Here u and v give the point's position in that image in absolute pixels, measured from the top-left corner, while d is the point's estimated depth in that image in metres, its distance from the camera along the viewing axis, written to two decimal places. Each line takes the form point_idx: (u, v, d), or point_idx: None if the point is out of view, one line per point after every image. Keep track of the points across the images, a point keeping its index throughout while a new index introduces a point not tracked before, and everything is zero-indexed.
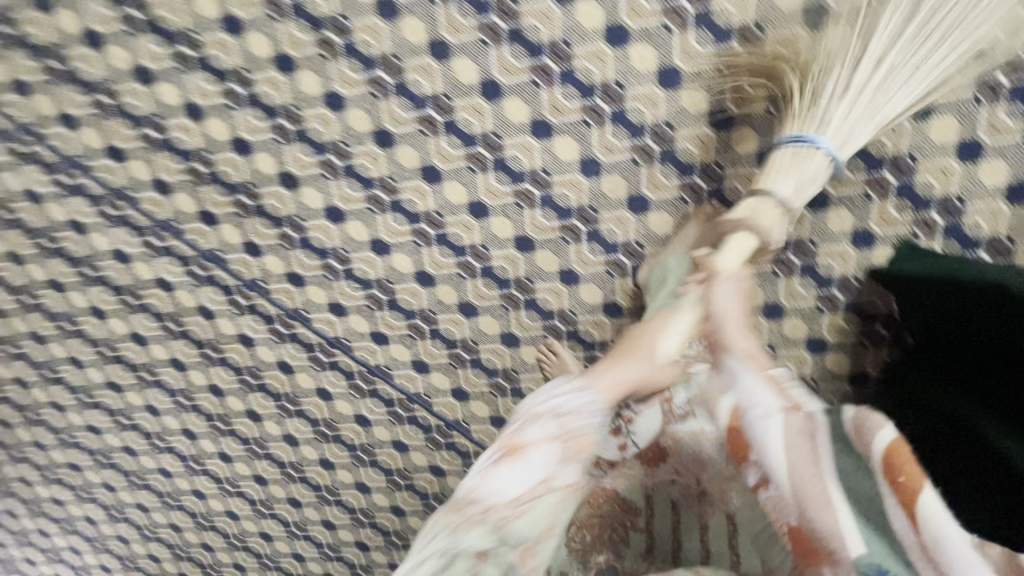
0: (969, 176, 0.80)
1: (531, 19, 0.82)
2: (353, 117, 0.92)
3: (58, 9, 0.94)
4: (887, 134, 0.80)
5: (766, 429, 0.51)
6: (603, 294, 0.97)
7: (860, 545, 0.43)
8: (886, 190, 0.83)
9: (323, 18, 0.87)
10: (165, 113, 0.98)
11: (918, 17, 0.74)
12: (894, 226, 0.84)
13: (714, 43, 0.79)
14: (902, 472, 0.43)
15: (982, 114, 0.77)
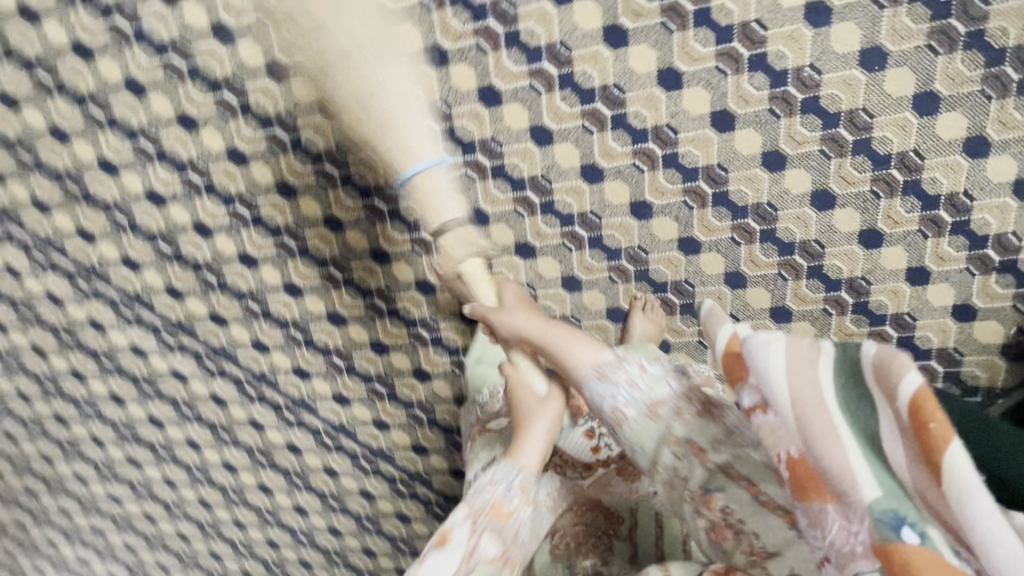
0: (964, 333, 0.94)
1: (564, 195, 0.96)
2: (397, 268, 1.04)
3: (123, 172, 1.06)
4: (841, 260, 0.93)
5: (764, 357, 0.45)
6: None
7: (872, 491, 0.40)
8: (888, 340, 0.96)
9: (371, 187, 0.98)
10: (220, 260, 1.09)
11: (915, 203, 0.87)
12: None
13: (731, 219, 0.93)
14: (932, 414, 0.36)
15: (976, 282, 0.90)
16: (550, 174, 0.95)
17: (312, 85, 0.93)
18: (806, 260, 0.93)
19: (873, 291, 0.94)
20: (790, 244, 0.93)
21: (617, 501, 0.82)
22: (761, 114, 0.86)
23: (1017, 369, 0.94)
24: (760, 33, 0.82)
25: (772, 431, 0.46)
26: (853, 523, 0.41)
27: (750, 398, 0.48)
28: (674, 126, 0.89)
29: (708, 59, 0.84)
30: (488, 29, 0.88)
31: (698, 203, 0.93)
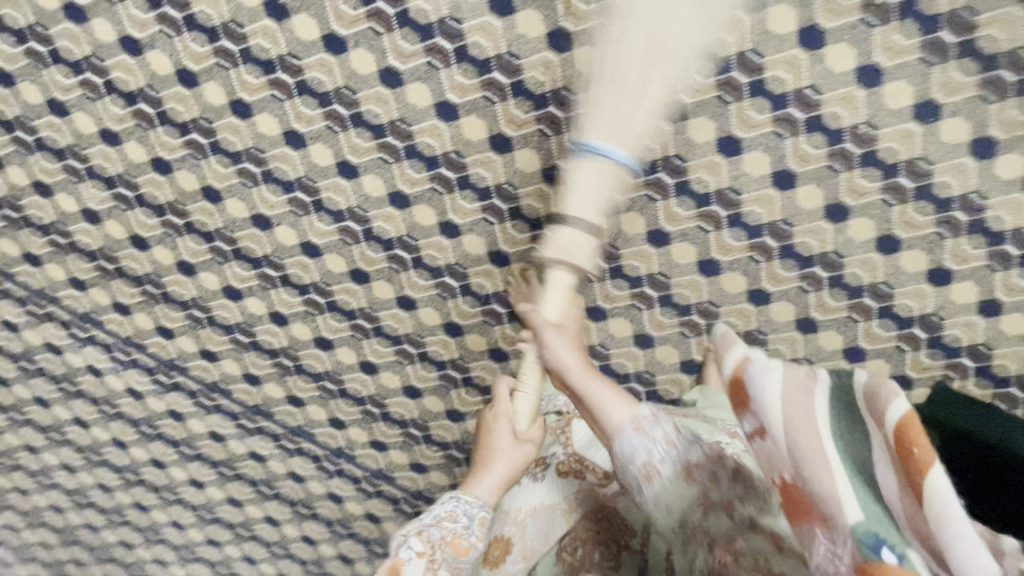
0: (840, 235, 1.15)
1: (478, 170, 1.18)
2: (330, 260, 1.31)
3: (155, 246, 1.37)
4: (756, 206, 1.16)
5: (766, 381, 0.52)
6: (633, 326, 1.31)
7: (856, 514, 0.45)
8: (769, 252, 1.19)
9: (291, 179, 1.25)
10: (207, 295, 1.40)
11: (759, 104, 1.08)
12: (784, 282, 1.21)
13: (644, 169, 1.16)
14: (914, 439, 0.43)
15: (842, 178, 1.10)
16: (461, 149, 1.17)
17: (273, 117, 1.20)
18: (722, 209, 1.17)
19: (739, 209, 1.17)
20: (705, 198, 1.17)
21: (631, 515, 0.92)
22: (710, 100, 1.09)
23: (893, 263, 1.15)
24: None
25: (768, 455, 0.53)
26: (838, 547, 0.46)
27: (752, 423, 0.54)
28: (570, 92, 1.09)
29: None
30: (437, 48, 1.10)
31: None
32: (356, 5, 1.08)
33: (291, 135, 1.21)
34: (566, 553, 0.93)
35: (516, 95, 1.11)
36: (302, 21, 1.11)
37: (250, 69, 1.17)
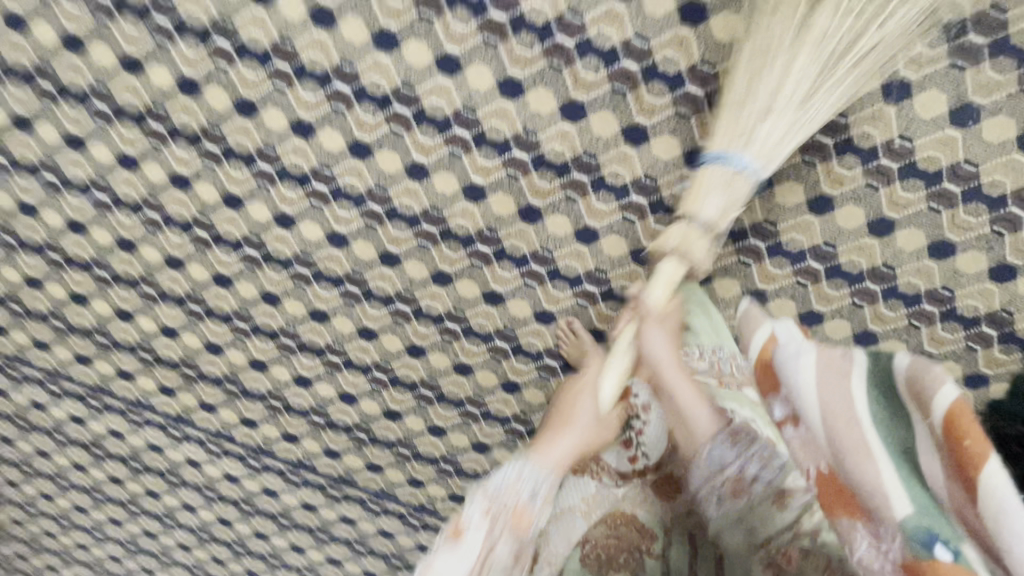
0: (1008, 293, 0.84)
1: (565, 260, 0.93)
2: (386, 340, 1.07)
3: (137, 375, 1.22)
4: (977, 298, 0.86)
5: (795, 367, 0.44)
6: None
7: (905, 507, 0.38)
8: (987, 340, 0.88)
9: (290, 258, 1.01)
10: (229, 426, 1.24)
11: (1005, 61, 0.72)
12: (1003, 365, 0.89)
13: (797, 213, 0.84)
14: (966, 431, 0.36)
15: (1006, 242, 0.81)
16: (536, 195, 0.89)
17: (317, 223, 0.97)
18: (877, 284, 0.87)
19: (916, 270, 0.85)
20: (914, 298, 0.87)
21: (651, 519, 0.65)
22: (940, 73, 0.73)
23: None
24: None
25: (803, 445, 0.44)
26: (883, 542, 0.38)
27: (777, 411, 0.47)
28: (650, 177, 0.85)
29: (791, 155, 0.81)
30: (517, 159, 0.87)
31: (753, 259, 0.89)
32: (374, 110, 0.87)
33: (281, 217, 0.98)
34: (581, 556, 0.64)
35: (648, 80, 0.79)
36: (326, 134, 0.90)
37: (272, 267, 1.03)
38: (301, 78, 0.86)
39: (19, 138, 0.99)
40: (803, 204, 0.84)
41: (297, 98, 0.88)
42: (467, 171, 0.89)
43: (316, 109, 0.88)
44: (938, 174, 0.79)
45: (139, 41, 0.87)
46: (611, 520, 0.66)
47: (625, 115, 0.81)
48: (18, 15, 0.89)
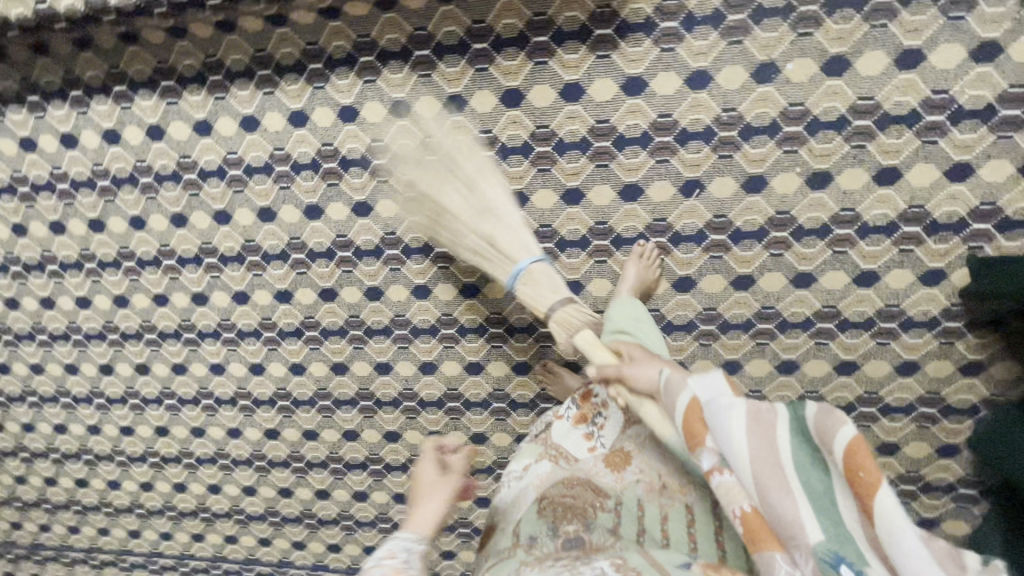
0: (907, 190, 0.87)
1: (515, 314, 1.07)
2: (410, 435, 1.22)
3: (240, 535, 1.43)
4: (881, 206, 0.89)
5: (726, 418, 0.54)
6: (829, 362, 1.00)
7: (816, 534, 0.49)
8: (918, 238, 0.90)
9: (313, 396, 1.22)
10: (321, 556, 1.40)
11: (769, 22, 0.83)
12: (948, 253, 0.90)
13: (678, 202, 0.94)
14: (862, 463, 0.47)
15: (871, 151, 0.86)
16: (468, 274, 1.06)
17: (320, 361, 1.19)
18: (783, 230, 0.93)
19: (812, 206, 0.91)
20: (824, 229, 0.92)
21: (605, 486, 0.74)
22: (724, 53, 0.85)
23: (963, 194, 0.86)
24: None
25: (727, 489, 0.55)
26: (799, 566, 0.50)
27: (707, 461, 0.57)
28: (546, 225, 1.00)
29: (644, 162, 0.93)
30: (442, 253, 1.06)
31: (665, 253, 0.98)
32: (326, 262, 1.10)
33: (295, 367, 1.20)
34: (542, 510, 0.74)
35: (506, 156, 0.97)
36: (302, 293, 1.13)
37: (302, 408, 1.24)
38: (269, 261, 1.12)
39: (108, 380, 1.31)
40: (677, 194, 0.94)
41: (273, 276, 1.13)
42: (409, 278, 1.09)
43: (287, 278, 1.12)
44: (775, 124, 0.87)
45: (160, 281, 1.18)
46: (570, 483, 0.76)
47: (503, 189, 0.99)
48: (84, 297, 1.23)
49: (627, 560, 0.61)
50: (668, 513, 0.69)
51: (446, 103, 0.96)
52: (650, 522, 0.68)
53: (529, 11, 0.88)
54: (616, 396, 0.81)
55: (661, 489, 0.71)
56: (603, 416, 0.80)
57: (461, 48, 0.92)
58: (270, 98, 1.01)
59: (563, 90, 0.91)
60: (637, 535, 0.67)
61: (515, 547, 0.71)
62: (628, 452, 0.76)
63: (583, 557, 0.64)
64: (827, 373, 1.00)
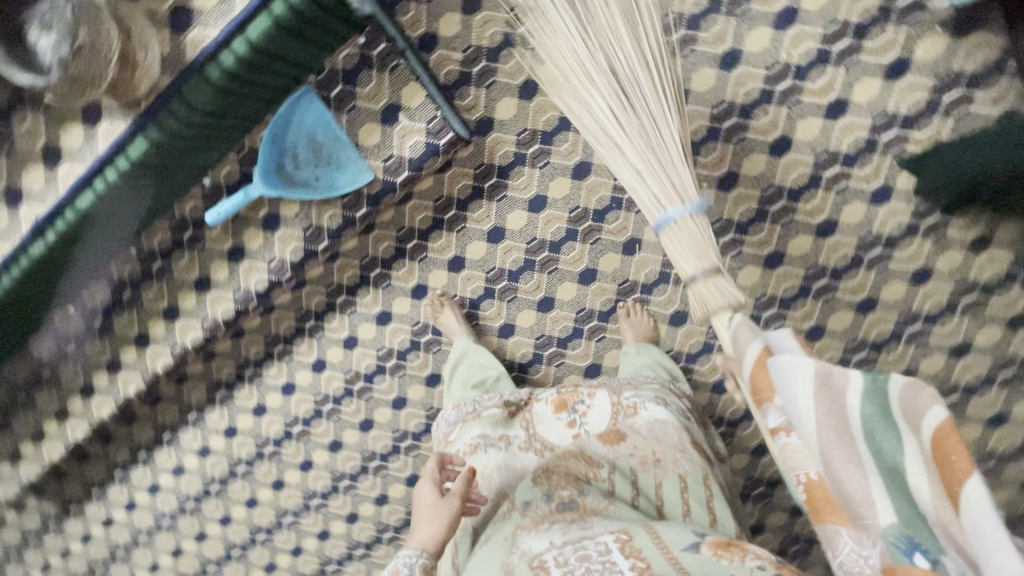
0: (806, 146, 0.93)
1: None
2: None
3: None
4: (794, 170, 0.95)
5: (796, 380, 0.49)
6: (848, 309, 1.01)
7: (888, 517, 0.45)
8: (843, 175, 0.94)
9: None
10: None
11: None
12: (880, 171, 0.93)
13: (629, 263, 1.04)
14: (953, 448, 0.40)
15: (754, 137, 0.94)
16: None
17: None
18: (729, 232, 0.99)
19: (738, 202, 0.98)
20: (761, 214, 0.98)
21: (597, 457, 0.87)
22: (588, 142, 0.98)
23: (854, 123, 0.91)
24: (524, 132, 0.99)
25: (796, 452, 0.52)
26: (866, 548, 0.46)
27: (773, 419, 0.54)
28: (541, 335, 1.12)
29: (583, 250, 1.05)
30: None
31: (646, 303, 1.06)
32: (397, 456, 1.25)
33: None
34: (539, 479, 0.83)
35: (478, 304, 1.11)
36: (393, 489, 1.28)
37: None
38: (357, 478, 1.29)
39: None
40: (624, 257, 1.04)
41: (366, 488, 1.29)
42: None
43: (377, 483, 1.28)
44: None
45: (290, 536, 1.37)
46: (567, 458, 0.87)
47: (491, 329, 1.13)
48: None
49: (633, 535, 0.67)
50: (662, 481, 0.82)
51: (413, 294, 1.12)
52: (646, 488, 0.82)
53: (430, 202, 1.04)
54: (604, 389, 0.94)
55: (654, 462, 0.84)
56: (585, 406, 0.93)
57: (400, 253, 1.09)
58: (292, 362, 1.20)
59: (488, 237, 1.06)
60: (632, 499, 0.81)
61: (510, 510, 0.80)
62: (621, 432, 0.89)
63: (578, 518, 0.74)
64: (854, 319, 1.01)
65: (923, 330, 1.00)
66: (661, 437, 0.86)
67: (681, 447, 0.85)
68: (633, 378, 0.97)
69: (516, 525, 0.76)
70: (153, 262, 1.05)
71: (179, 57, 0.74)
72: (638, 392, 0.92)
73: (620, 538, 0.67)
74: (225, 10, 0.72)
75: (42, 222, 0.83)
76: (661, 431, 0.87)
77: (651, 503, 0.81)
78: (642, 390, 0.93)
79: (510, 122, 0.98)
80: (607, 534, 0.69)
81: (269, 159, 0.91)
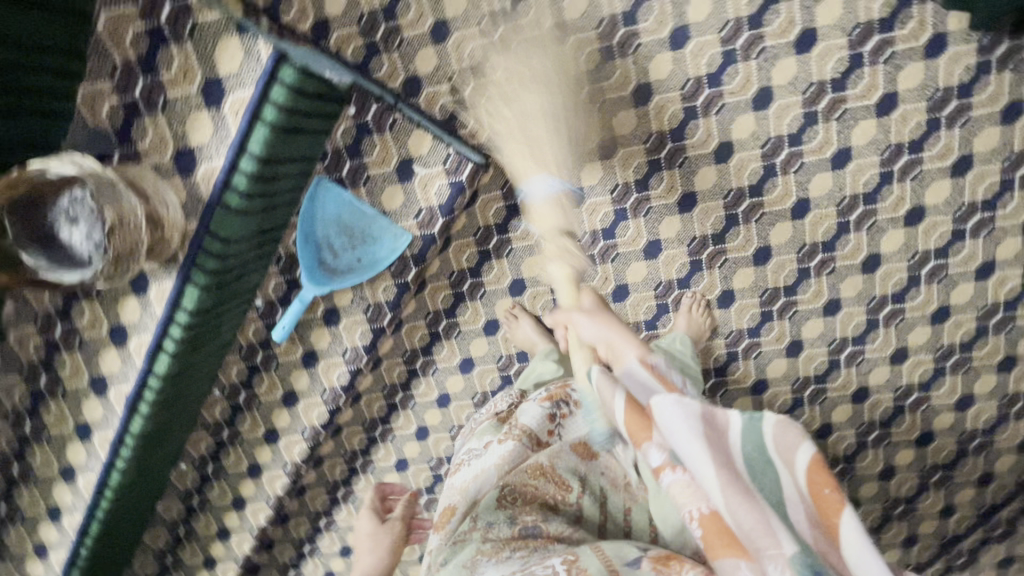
0: (833, 30, 0.85)
1: None
2: None
3: None
4: (830, 59, 0.87)
5: (678, 422, 0.50)
6: (940, 178, 0.92)
7: (789, 546, 0.45)
8: (885, 43, 0.85)
9: None
10: None
11: (605, 74, 0.91)
12: (925, 22, 0.84)
13: (690, 219, 0.98)
14: (825, 483, 0.46)
15: (775, 43, 0.87)
16: None
17: None
18: (782, 150, 0.92)
19: (780, 115, 0.90)
20: (810, 117, 0.90)
21: (569, 470, 0.77)
22: (604, 118, 0.94)
23: None
24: (537, 133, 0.94)
25: (683, 488, 0.51)
26: None
27: (655, 457, 0.54)
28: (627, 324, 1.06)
29: (638, 225, 0.99)
30: None
31: (722, 254, 0.99)
32: None
33: None
34: (504, 496, 0.74)
35: (552, 318, 1.07)
36: None
37: None
38: None
39: None
40: (683, 216, 0.98)
41: None
42: None
43: None
44: (689, 111, 0.91)
45: None
46: (536, 469, 0.77)
47: None
48: None
49: (579, 555, 0.61)
50: (632, 505, 0.77)
51: (487, 332, 1.08)
52: (615, 512, 0.76)
53: (470, 237, 1.01)
54: (591, 398, 0.89)
55: (625, 486, 0.79)
56: (570, 403, 0.88)
57: (459, 298, 1.06)
58: (397, 438, 1.19)
59: (538, 249, 1.02)
60: (600, 525, 0.74)
61: (470, 529, 0.71)
62: (597, 443, 0.82)
63: (542, 547, 0.66)
64: (950, 186, 0.92)
65: None
66: (636, 456, 0.81)
67: None
68: None
69: (476, 551, 0.67)
70: (238, 395, 1.06)
71: (197, 199, 0.74)
72: None
73: (567, 559, 0.61)
74: (221, 136, 0.71)
75: (132, 399, 0.84)
76: (632, 451, 0.83)
77: (619, 526, 0.75)
78: None
79: None
80: (557, 556, 0.62)
81: (310, 259, 0.89)
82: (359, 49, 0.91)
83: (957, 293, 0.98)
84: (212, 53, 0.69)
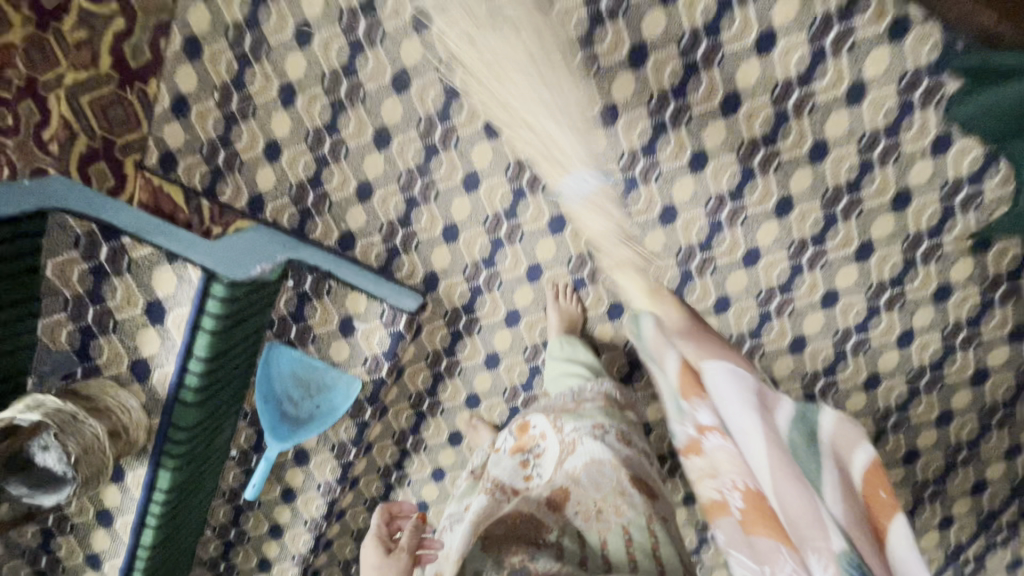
0: (722, 148, 0.91)
1: None
2: None
3: None
4: (724, 172, 0.93)
5: (736, 401, 0.57)
6: (847, 262, 0.97)
7: (838, 540, 0.51)
8: (772, 153, 0.91)
9: None
10: None
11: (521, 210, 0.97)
12: (805, 132, 0.90)
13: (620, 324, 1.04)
14: (882, 487, 0.55)
15: (671, 166, 0.93)
16: None
17: None
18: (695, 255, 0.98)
19: (687, 225, 0.96)
20: (716, 225, 0.96)
21: (544, 517, 0.76)
22: (528, 246, 1.00)
23: (754, 108, 0.89)
24: (468, 267, 1.02)
25: (729, 458, 0.58)
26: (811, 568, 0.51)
27: (705, 420, 0.60)
28: None
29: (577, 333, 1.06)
30: None
31: None
32: None
33: None
34: (490, 544, 0.72)
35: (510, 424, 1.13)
36: None
37: None
38: None
39: None
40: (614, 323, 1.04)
41: None
42: None
43: None
44: None
45: None
46: (512, 521, 0.75)
47: None
48: None
49: None
50: (606, 537, 0.72)
51: (451, 443, 1.15)
52: (591, 550, 0.72)
53: (422, 362, 1.09)
54: (550, 428, 0.87)
55: (597, 515, 0.75)
56: (539, 448, 0.87)
57: (421, 416, 1.13)
58: None
59: (486, 365, 1.08)
60: (581, 561, 0.71)
61: None
62: (567, 485, 0.79)
63: None
64: (858, 269, 0.97)
65: (932, 245, 0.95)
66: (600, 481, 0.77)
67: (621, 490, 0.76)
68: (573, 400, 0.88)
69: None
70: (229, 531, 1.13)
71: (157, 399, 0.82)
72: (575, 424, 0.83)
73: None
74: (170, 346, 0.80)
75: (124, 568, 0.91)
76: (599, 473, 0.78)
77: (598, 561, 0.71)
78: (586, 415, 0.84)
79: (451, 266, 1.02)
80: None
81: (272, 416, 0.96)
82: (295, 216, 0.99)
83: (884, 360, 1.03)
84: (150, 281, 0.77)
